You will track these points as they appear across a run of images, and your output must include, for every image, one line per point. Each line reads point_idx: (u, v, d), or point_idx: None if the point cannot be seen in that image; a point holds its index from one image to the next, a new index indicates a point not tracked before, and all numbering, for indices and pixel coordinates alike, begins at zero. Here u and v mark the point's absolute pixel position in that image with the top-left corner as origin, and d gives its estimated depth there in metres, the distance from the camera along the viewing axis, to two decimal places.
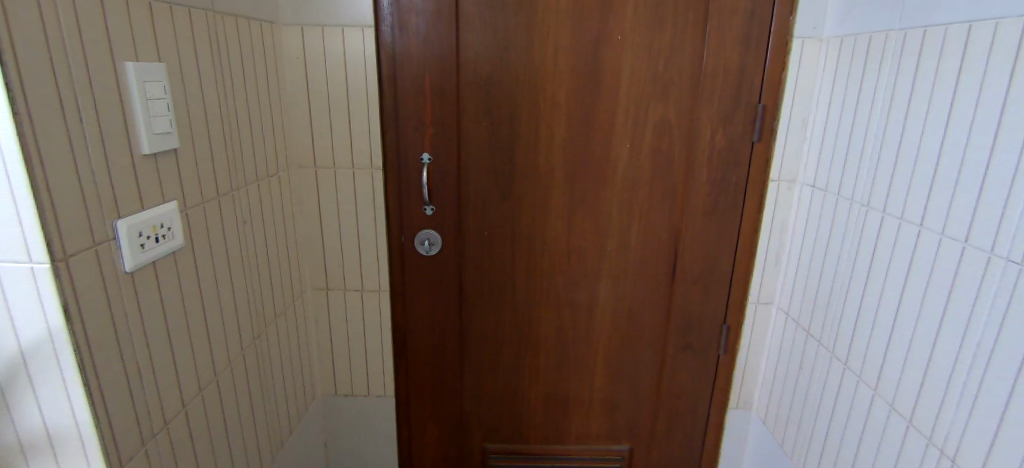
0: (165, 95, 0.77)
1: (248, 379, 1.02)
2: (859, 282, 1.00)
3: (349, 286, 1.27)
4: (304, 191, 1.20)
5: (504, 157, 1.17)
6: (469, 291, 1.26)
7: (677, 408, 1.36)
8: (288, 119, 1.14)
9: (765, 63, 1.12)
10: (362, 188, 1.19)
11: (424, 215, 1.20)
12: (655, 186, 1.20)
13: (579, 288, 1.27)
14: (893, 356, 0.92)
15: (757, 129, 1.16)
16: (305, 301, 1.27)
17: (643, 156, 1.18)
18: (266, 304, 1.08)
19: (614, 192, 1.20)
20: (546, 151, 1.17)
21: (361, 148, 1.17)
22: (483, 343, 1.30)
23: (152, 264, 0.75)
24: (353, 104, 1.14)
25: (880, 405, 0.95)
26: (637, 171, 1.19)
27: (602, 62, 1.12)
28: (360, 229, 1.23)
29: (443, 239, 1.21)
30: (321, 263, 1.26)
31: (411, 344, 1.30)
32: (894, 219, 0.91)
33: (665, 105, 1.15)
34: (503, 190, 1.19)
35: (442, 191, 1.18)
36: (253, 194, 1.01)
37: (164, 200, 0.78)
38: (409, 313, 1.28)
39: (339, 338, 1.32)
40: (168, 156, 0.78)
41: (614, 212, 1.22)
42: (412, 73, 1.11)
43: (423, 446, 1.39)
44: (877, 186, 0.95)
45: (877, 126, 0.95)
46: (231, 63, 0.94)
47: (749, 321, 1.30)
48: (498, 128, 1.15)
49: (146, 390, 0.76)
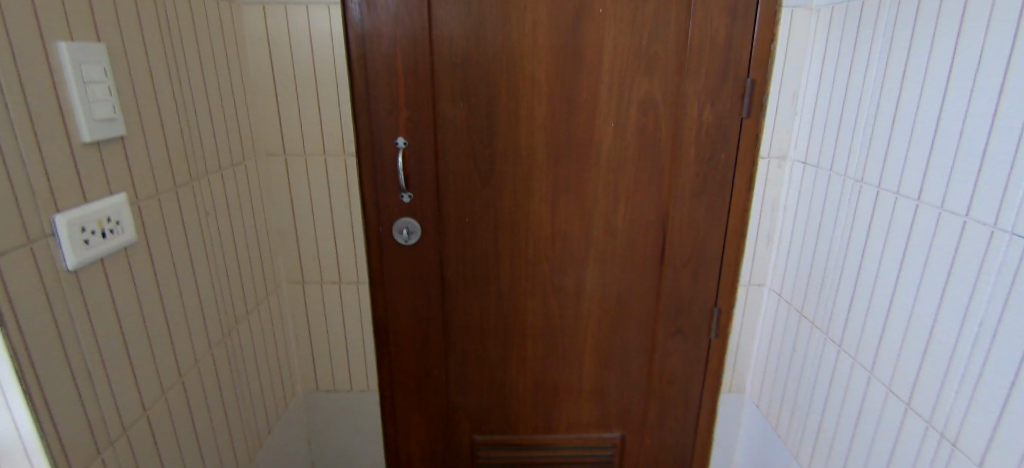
0: (107, 78, 0.70)
1: (219, 380, 0.98)
2: (853, 261, 0.97)
3: (326, 280, 1.22)
4: (274, 179, 1.14)
5: (484, 140, 1.12)
6: (451, 280, 1.22)
7: (670, 394, 1.33)
8: (251, 104, 1.07)
9: (753, 35, 1.07)
10: (336, 176, 1.14)
11: (402, 202, 1.14)
12: (642, 166, 1.15)
13: (565, 274, 1.22)
14: (889, 337, 0.88)
15: (746, 104, 1.11)
16: (280, 296, 1.21)
17: (628, 136, 1.13)
18: (235, 299, 1.02)
19: (599, 174, 1.15)
20: (527, 134, 1.12)
21: (332, 134, 1.11)
22: (468, 333, 1.26)
23: (99, 260, 0.70)
24: (321, 87, 1.08)
25: (877, 388, 0.92)
26: (623, 152, 1.14)
27: (583, 37, 1.06)
28: (335, 218, 1.17)
29: (423, 227, 1.16)
30: (296, 254, 1.20)
31: (393, 337, 1.26)
32: (889, 194, 0.87)
33: (650, 81, 1.10)
34: (484, 174, 1.14)
35: (420, 177, 1.13)
36: (216, 184, 0.96)
37: (112, 192, 0.72)
38: (390, 305, 1.23)
39: (318, 333, 1.27)
40: (113, 144, 0.72)
41: (600, 194, 1.17)
42: (383, 52, 1.05)
43: (410, 440, 1.35)
44: (872, 160, 0.91)
45: (871, 98, 0.91)
46: (185, 44, 0.87)
47: (741, 304, 1.26)
48: (476, 111, 1.10)
49: (99, 396, 0.71)
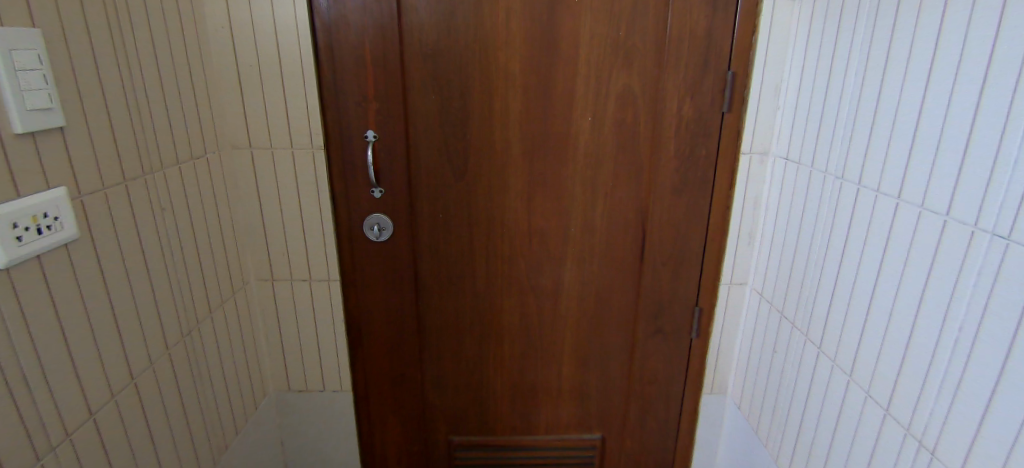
0: (42, 66, 0.67)
1: (178, 381, 0.94)
2: (834, 260, 0.94)
3: (295, 277, 1.19)
4: (240, 174, 1.11)
5: (455, 135, 1.09)
6: (425, 278, 1.19)
7: (650, 394, 1.30)
8: (212, 94, 1.03)
9: (734, 26, 1.04)
10: (304, 170, 1.10)
11: (373, 198, 1.11)
12: (620, 162, 1.12)
13: (542, 273, 1.19)
14: (868, 340, 0.85)
15: (727, 98, 1.08)
16: (249, 293, 1.18)
17: (606, 130, 1.10)
18: (196, 297, 0.99)
19: (576, 169, 1.12)
20: (499, 128, 1.09)
21: (299, 126, 1.07)
22: (443, 332, 1.23)
23: (35, 258, 0.66)
24: (287, 77, 1.04)
25: (856, 392, 0.89)
26: (601, 146, 1.11)
27: (558, 27, 1.03)
28: (304, 213, 1.13)
29: (395, 224, 1.13)
30: (264, 251, 1.17)
31: (366, 336, 1.23)
32: (870, 191, 0.84)
33: (628, 74, 1.06)
34: (457, 169, 1.11)
35: (390, 172, 1.09)
36: (174, 178, 0.92)
37: (50, 186, 0.68)
38: (362, 303, 1.20)
39: (289, 331, 1.23)
40: (50, 136, 0.68)
41: (577, 190, 1.13)
42: (351, 42, 1.01)
43: (386, 441, 1.32)
44: (853, 156, 0.88)
45: (852, 92, 0.88)
46: (136, 32, 0.83)
47: (722, 304, 1.23)
48: (448, 105, 1.07)
49: (37, 401, 0.67)
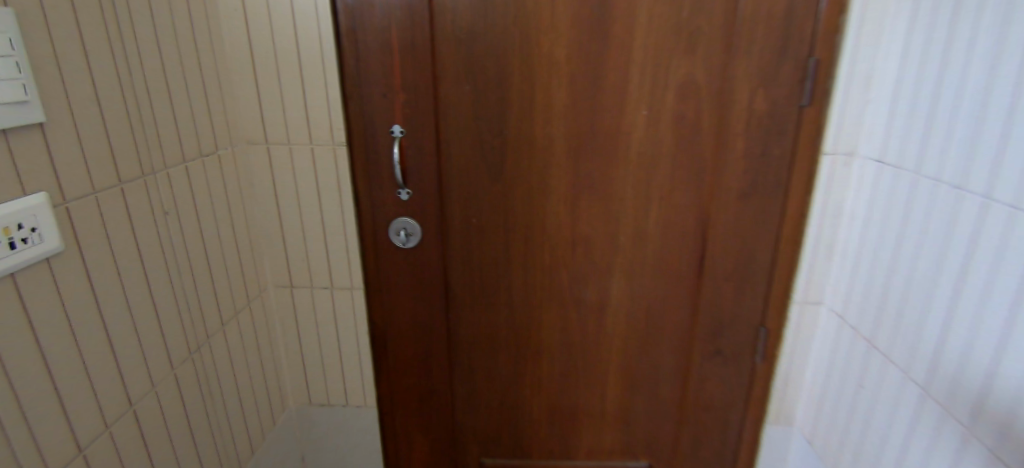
0: (15, 52, 0.57)
1: (185, 403, 0.85)
2: (945, 286, 0.78)
3: (316, 284, 1.09)
4: (255, 172, 1.01)
5: (492, 130, 0.96)
6: (456, 288, 1.07)
7: (706, 422, 1.16)
8: (225, 85, 0.94)
9: (820, 5, 0.88)
10: (325, 168, 1.00)
11: (399, 200, 1.00)
12: (678, 162, 0.98)
13: (586, 285, 1.06)
14: (996, 390, 0.70)
15: (808, 89, 0.92)
16: (267, 300, 1.09)
17: (663, 126, 0.95)
18: (206, 309, 0.90)
19: (627, 171, 0.98)
20: (542, 123, 0.96)
21: (318, 119, 0.97)
22: (475, 347, 1.12)
23: (8, 277, 0.57)
24: (306, 67, 0.94)
25: (974, 449, 0.73)
26: (657, 143, 0.97)
27: (611, 7, 0.89)
28: (325, 216, 1.03)
29: (423, 229, 1.02)
30: (283, 255, 1.07)
31: (392, 349, 1.12)
32: (1002, 206, 0.68)
33: (691, 62, 0.92)
34: (493, 169, 0.99)
35: (419, 171, 0.98)
36: (181, 178, 0.83)
37: (26, 192, 0.59)
38: (388, 314, 1.09)
39: (309, 342, 1.14)
40: (25, 132, 0.59)
41: (629, 195, 1.00)
42: (376, 25, 0.90)
43: (412, 462, 1.22)
44: (977, 161, 0.72)
45: (976, 82, 0.72)
46: (134, 13, 0.74)
47: (793, 325, 1.08)
48: (485, 96, 0.94)
49: (13, 440, 0.59)
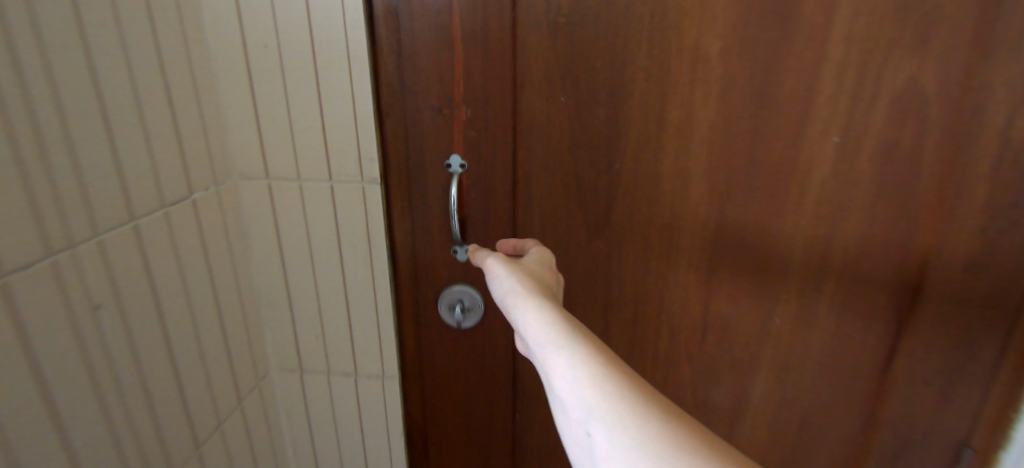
0: None
1: None
2: None
3: (334, 373, 0.78)
4: (251, 217, 0.69)
5: (595, 164, 0.64)
6: (528, 379, 0.78)
7: None
8: (206, 97, 0.63)
9: None
10: (351, 216, 0.68)
11: (455, 259, 0.70)
12: (889, 220, 0.62)
13: (719, 383, 0.75)
14: None
15: None
16: (270, 394, 0.78)
17: (869, 164, 0.60)
18: (166, 437, 0.59)
19: (801, 229, 0.64)
20: (673, 154, 0.63)
21: (342, 150, 0.64)
22: (550, 453, 0.82)
23: None
24: (325, 64, 0.61)
25: None
26: (862, 188, 0.61)
27: None
28: (351, 282, 0.71)
29: (487, 301, 0.72)
30: (290, 332, 0.76)
31: (436, 452, 0.83)
32: None
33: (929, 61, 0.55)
34: (594, 221, 0.67)
35: (485, 223, 0.68)
36: (113, 248, 0.52)
37: None
38: (432, 408, 0.81)
39: (325, 445, 0.83)
40: None
41: (799, 264, 0.66)
42: (428, 9, 0.59)
43: None
44: None
45: None
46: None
47: None
48: (587, 112, 0.62)
49: None
